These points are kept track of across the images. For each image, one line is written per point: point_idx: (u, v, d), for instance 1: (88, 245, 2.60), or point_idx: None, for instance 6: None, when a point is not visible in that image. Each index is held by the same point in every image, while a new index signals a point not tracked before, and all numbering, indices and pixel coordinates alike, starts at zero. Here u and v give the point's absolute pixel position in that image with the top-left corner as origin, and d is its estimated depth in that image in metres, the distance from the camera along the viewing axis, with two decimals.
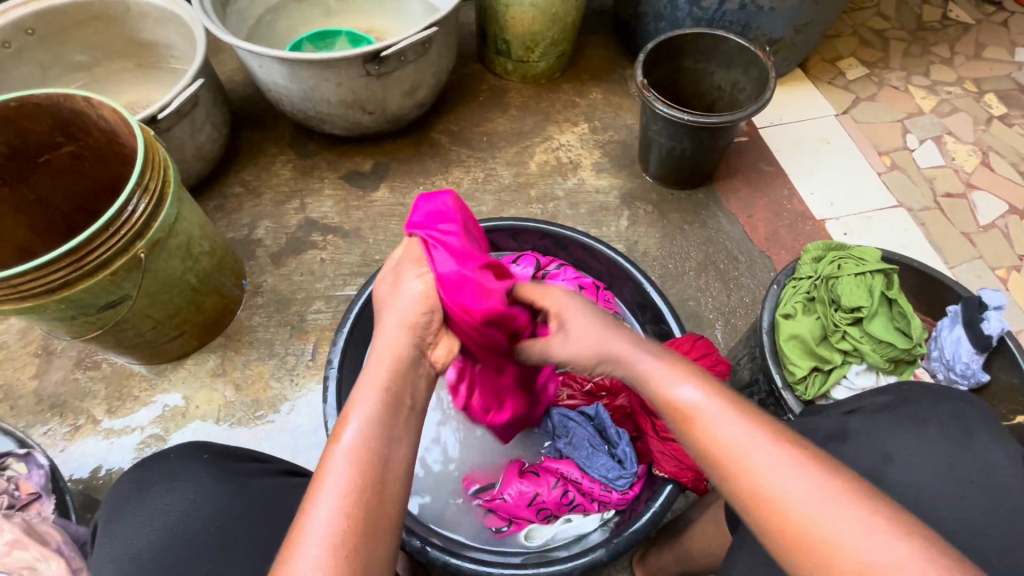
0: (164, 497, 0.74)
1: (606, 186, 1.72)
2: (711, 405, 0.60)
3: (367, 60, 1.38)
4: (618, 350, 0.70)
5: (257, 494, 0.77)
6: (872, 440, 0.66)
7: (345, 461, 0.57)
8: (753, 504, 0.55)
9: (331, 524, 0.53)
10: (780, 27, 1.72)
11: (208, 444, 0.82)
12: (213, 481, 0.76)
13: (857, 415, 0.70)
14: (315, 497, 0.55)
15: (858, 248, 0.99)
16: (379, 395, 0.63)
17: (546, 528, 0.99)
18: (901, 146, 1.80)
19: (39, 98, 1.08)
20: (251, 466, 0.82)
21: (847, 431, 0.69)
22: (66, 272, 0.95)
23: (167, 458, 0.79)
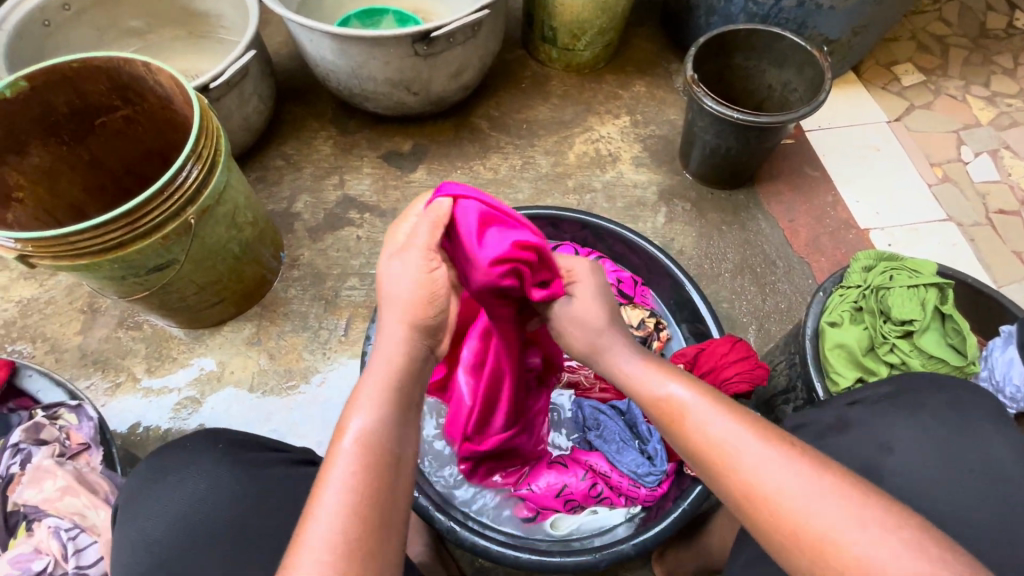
0: (178, 489, 0.71)
1: (645, 180, 1.70)
2: (698, 404, 0.63)
3: (416, 39, 1.38)
4: (609, 347, 0.74)
5: (273, 486, 0.74)
6: (870, 429, 0.66)
7: (353, 443, 0.59)
8: (747, 501, 0.55)
9: (338, 502, 0.55)
10: (837, 27, 1.66)
11: (223, 431, 0.79)
12: (226, 472, 0.73)
13: (858, 405, 0.71)
14: (319, 493, 0.56)
15: (913, 261, 0.96)
16: (382, 383, 0.64)
17: (572, 519, 1.00)
18: (955, 157, 1.74)
19: (101, 61, 1.10)
20: (265, 455, 0.78)
21: (846, 420, 0.69)
22: (122, 233, 0.97)
23: (182, 446, 0.76)
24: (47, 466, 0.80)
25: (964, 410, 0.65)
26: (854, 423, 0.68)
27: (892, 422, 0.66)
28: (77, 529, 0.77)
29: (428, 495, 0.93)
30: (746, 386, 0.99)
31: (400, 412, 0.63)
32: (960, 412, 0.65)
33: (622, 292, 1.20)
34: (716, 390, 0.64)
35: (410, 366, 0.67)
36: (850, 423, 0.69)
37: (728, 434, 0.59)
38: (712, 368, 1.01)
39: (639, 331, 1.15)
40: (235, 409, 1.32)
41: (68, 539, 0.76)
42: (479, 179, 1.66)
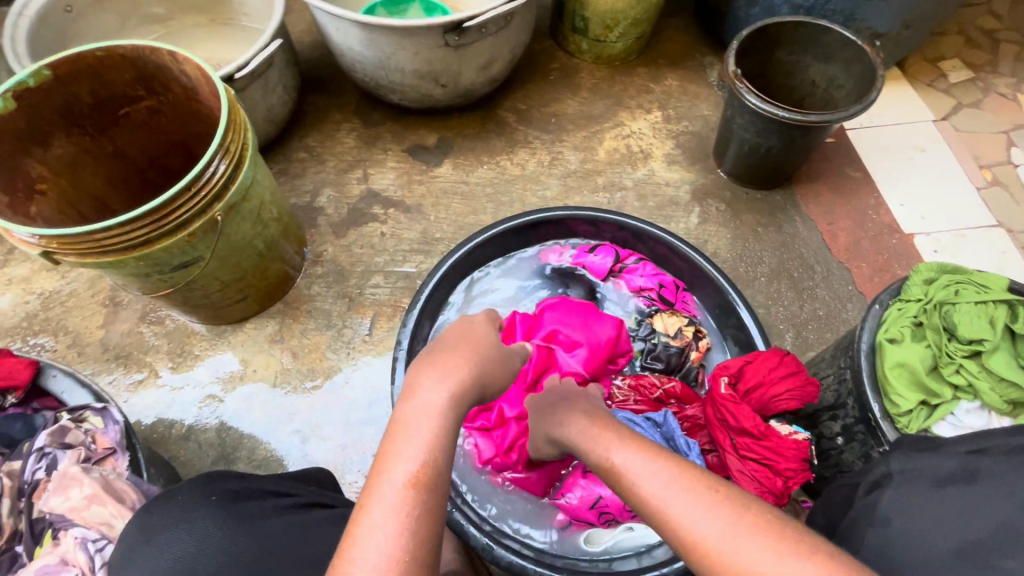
0: (169, 546, 0.66)
1: (677, 179, 1.64)
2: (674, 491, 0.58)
3: (448, 30, 1.32)
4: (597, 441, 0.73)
5: (274, 536, 0.70)
6: (1005, 483, 0.55)
7: (399, 487, 0.57)
8: None
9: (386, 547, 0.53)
10: (887, 20, 1.58)
11: (215, 482, 0.75)
12: (219, 526, 0.68)
13: (988, 454, 0.60)
14: (363, 519, 0.56)
15: (979, 275, 0.91)
16: (428, 429, 0.63)
17: (607, 534, 0.97)
18: (1005, 160, 1.65)
19: (126, 50, 1.06)
20: (257, 506, 0.75)
21: (973, 470, 0.59)
22: (148, 230, 0.94)
23: (173, 499, 0.71)
24: (72, 473, 0.78)
25: None
26: (983, 474, 0.58)
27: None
28: (104, 540, 0.75)
29: (460, 508, 0.90)
30: (795, 404, 0.95)
31: (445, 457, 0.62)
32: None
33: (663, 298, 1.16)
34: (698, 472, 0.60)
35: (456, 417, 0.66)
36: (978, 475, 0.58)
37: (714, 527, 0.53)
38: (759, 384, 0.96)
39: (675, 342, 1.11)
40: (257, 408, 1.29)
41: (95, 552, 0.74)
42: (507, 175, 1.61)
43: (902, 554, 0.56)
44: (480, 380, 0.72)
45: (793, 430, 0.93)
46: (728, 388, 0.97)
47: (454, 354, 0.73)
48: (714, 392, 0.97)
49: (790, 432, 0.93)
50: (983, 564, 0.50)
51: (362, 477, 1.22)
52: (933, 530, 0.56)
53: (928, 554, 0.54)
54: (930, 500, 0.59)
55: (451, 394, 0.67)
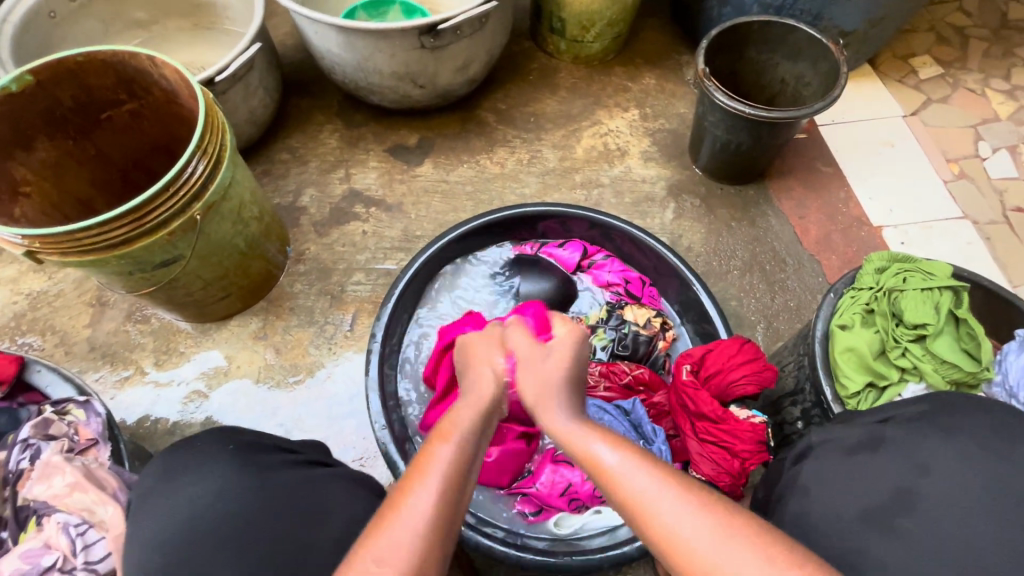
0: (189, 488, 0.70)
1: (653, 175, 1.68)
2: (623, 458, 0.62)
3: (423, 32, 1.36)
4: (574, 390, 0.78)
5: (282, 487, 0.72)
6: (902, 451, 0.66)
7: (450, 455, 0.63)
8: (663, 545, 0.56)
9: (423, 519, 0.57)
10: (853, 19, 1.62)
11: (236, 433, 0.78)
12: (234, 474, 0.72)
13: (891, 424, 0.72)
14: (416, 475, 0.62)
15: (927, 263, 0.95)
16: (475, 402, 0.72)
17: (575, 518, 1.00)
18: (972, 153, 1.70)
19: (105, 54, 1.09)
20: (277, 457, 0.77)
21: (878, 438, 0.70)
22: (127, 231, 0.97)
23: (195, 446, 0.75)
24: (55, 462, 0.81)
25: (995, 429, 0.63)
26: (886, 442, 0.68)
27: (927, 445, 0.65)
28: (86, 525, 0.78)
29: None
30: (753, 389, 0.99)
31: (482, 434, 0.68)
32: (999, 438, 0.62)
33: (631, 293, 1.20)
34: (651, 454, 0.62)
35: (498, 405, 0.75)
36: (883, 442, 0.69)
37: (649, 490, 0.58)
38: (719, 371, 1.00)
39: (645, 330, 1.13)
40: (242, 403, 1.33)
41: (77, 535, 0.77)
42: (486, 173, 1.65)
43: (820, 515, 0.66)
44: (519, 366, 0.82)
45: (751, 415, 0.98)
46: (690, 375, 1.00)
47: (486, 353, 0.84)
48: (677, 379, 1.01)
49: (748, 416, 0.97)
50: (884, 525, 0.61)
51: (343, 467, 1.26)
52: (846, 494, 0.66)
53: (840, 514, 0.65)
54: (845, 466, 0.69)
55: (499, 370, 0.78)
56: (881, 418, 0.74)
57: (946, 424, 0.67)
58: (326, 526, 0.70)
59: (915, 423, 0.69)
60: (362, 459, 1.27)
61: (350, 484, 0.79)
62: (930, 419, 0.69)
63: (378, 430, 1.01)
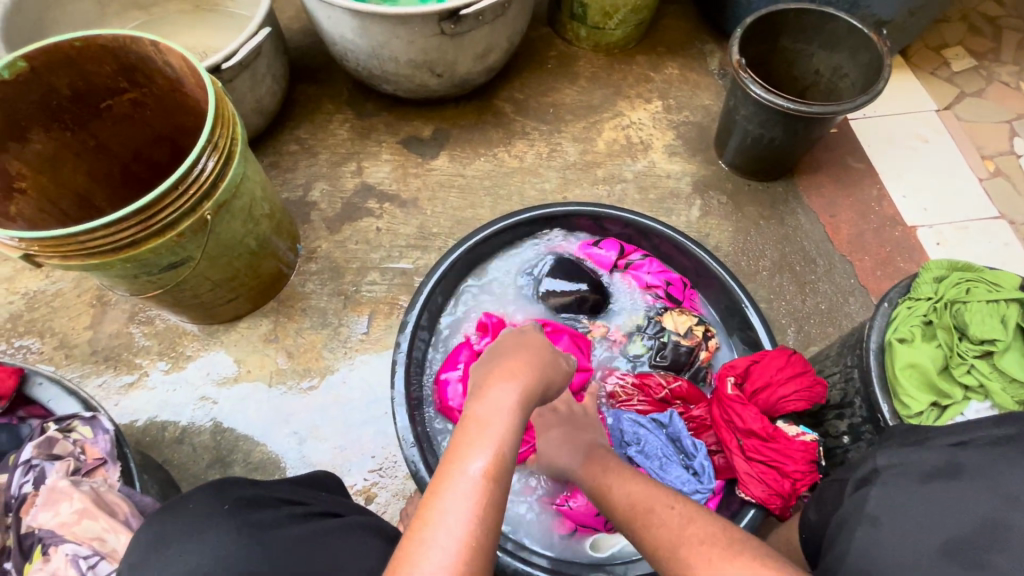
0: (183, 558, 0.61)
1: (678, 170, 1.61)
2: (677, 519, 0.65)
3: (443, 17, 1.28)
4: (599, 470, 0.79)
5: (294, 555, 0.65)
6: (988, 476, 0.58)
7: (473, 481, 0.54)
8: None
9: (463, 528, 0.52)
10: (891, 8, 1.55)
11: (227, 489, 0.70)
12: (234, 537, 0.63)
13: (969, 447, 0.63)
14: (434, 519, 0.52)
15: (991, 273, 0.89)
16: (502, 427, 0.60)
17: (614, 538, 0.96)
18: (1007, 150, 1.64)
19: (106, 40, 1.01)
20: (276, 514, 0.70)
21: (957, 465, 0.61)
22: (134, 231, 0.90)
23: (183, 507, 0.66)
24: (62, 486, 0.75)
25: None
26: (966, 468, 0.60)
27: (1014, 471, 0.56)
28: (97, 557, 0.72)
29: None
30: (803, 404, 0.94)
31: (516, 455, 0.59)
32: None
33: (671, 295, 1.14)
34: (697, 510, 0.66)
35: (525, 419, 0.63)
36: (963, 469, 0.60)
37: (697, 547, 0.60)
38: (767, 385, 0.95)
39: (686, 341, 1.08)
40: (253, 409, 1.26)
41: (87, 568, 0.71)
42: (505, 168, 1.58)
43: (894, 548, 0.58)
44: (544, 389, 0.69)
45: (800, 432, 0.93)
46: (735, 389, 0.96)
47: (517, 358, 0.70)
48: (720, 392, 0.96)
49: (798, 433, 0.93)
50: (976, 562, 0.52)
51: (360, 478, 1.20)
52: (923, 523, 0.58)
53: (915, 545, 0.57)
54: (919, 496, 0.61)
55: (522, 396, 0.64)
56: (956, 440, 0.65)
57: None
58: None
59: (996, 447, 0.61)
60: (381, 469, 1.21)
61: (361, 536, 0.74)
62: (1015, 442, 0.60)
63: (407, 448, 0.95)
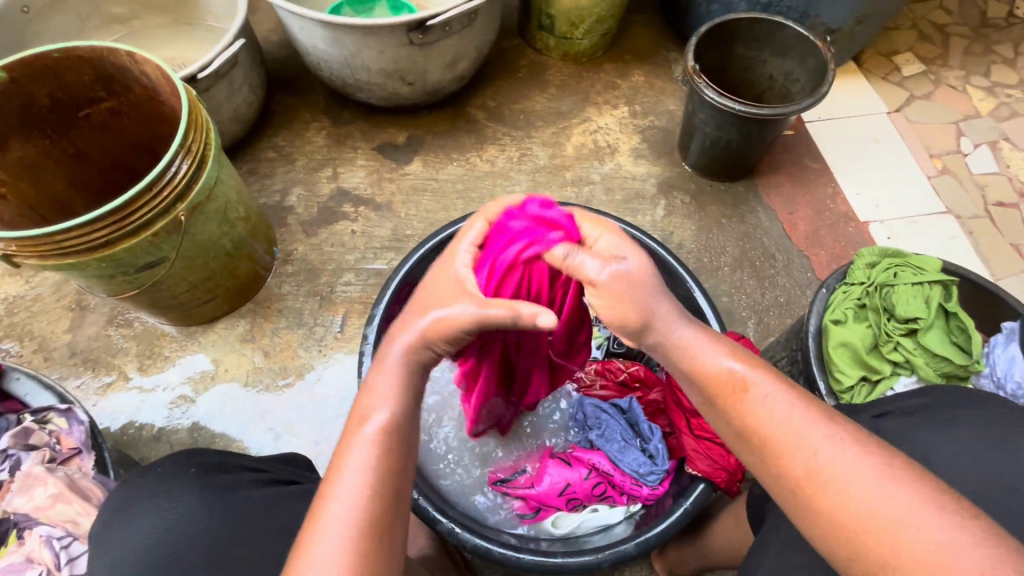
0: (151, 515, 0.67)
1: (644, 172, 1.68)
2: (762, 386, 0.64)
3: (411, 28, 1.34)
4: (662, 315, 0.71)
5: (252, 507, 0.71)
6: (902, 443, 0.65)
7: (367, 443, 0.63)
8: (805, 481, 0.57)
9: (359, 485, 0.60)
10: (840, 17, 1.64)
11: (196, 455, 0.76)
12: (199, 495, 0.70)
13: (889, 417, 0.69)
14: (334, 481, 0.61)
15: (916, 257, 0.96)
16: (395, 382, 0.69)
17: (572, 517, 1.01)
18: (954, 149, 1.73)
19: (83, 51, 1.06)
20: (241, 477, 0.76)
21: (876, 432, 0.68)
22: (109, 232, 0.94)
23: (152, 472, 0.72)
24: (37, 472, 0.78)
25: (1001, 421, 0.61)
26: (885, 436, 0.67)
27: (926, 437, 0.63)
28: (70, 537, 0.76)
29: (428, 497, 0.92)
30: None
31: (407, 411, 0.67)
32: (1001, 425, 0.61)
33: None
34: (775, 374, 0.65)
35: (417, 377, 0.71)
36: (882, 435, 0.67)
37: (789, 416, 0.60)
38: None
39: None
40: (230, 407, 1.30)
41: (61, 548, 0.74)
42: (477, 172, 1.63)
43: None
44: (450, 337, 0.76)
45: None
46: None
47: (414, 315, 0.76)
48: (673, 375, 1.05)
49: None
50: None
51: None
52: None
53: None
54: None
55: (409, 348, 0.70)
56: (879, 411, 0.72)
57: (944, 416, 0.65)
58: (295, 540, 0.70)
59: (911, 415, 0.68)
60: None
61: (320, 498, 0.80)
62: (928, 411, 0.67)
63: None
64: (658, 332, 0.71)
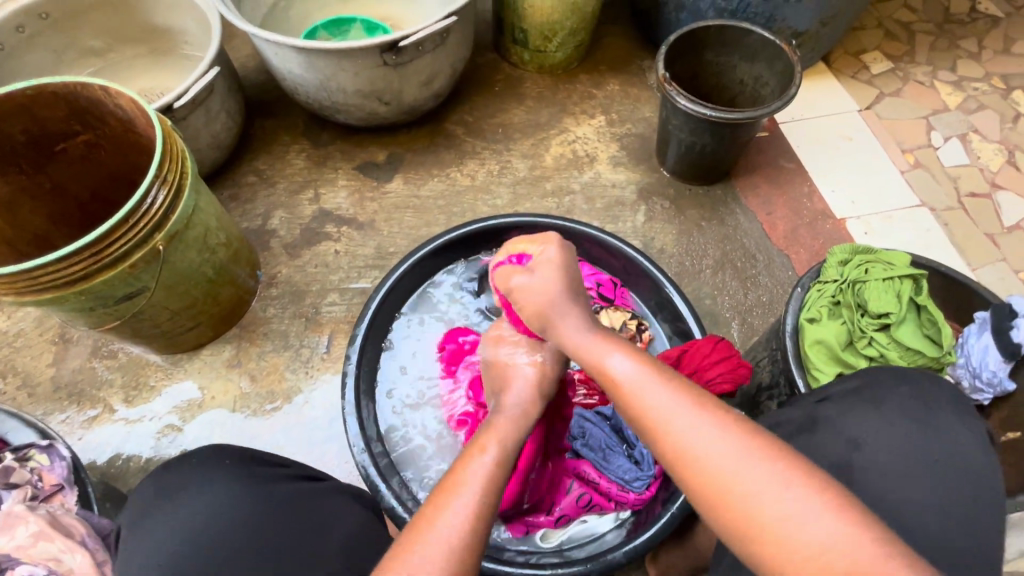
0: (191, 506, 0.69)
1: (623, 180, 1.70)
2: (640, 373, 0.67)
3: (384, 49, 1.36)
4: (559, 318, 0.76)
5: (291, 499, 0.73)
6: (840, 425, 0.70)
7: (487, 465, 0.67)
8: (684, 473, 0.60)
9: (472, 505, 0.62)
10: (805, 20, 1.68)
11: (229, 447, 0.77)
12: (235, 488, 0.71)
13: (826, 402, 0.74)
14: (454, 494, 0.63)
15: (886, 252, 0.98)
16: (513, 425, 0.75)
17: (562, 529, 1.02)
18: (925, 143, 1.76)
19: (56, 87, 1.07)
20: (272, 471, 0.77)
21: (815, 418, 0.73)
22: (86, 265, 0.95)
23: (188, 463, 0.73)
24: (18, 511, 0.78)
25: (924, 402, 0.70)
26: (822, 420, 0.72)
27: (859, 419, 0.70)
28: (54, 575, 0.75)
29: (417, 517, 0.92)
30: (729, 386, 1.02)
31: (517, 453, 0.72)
32: (923, 406, 0.69)
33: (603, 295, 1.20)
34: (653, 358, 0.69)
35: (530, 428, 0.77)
36: (818, 422, 0.72)
37: (673, 411, 0.63)
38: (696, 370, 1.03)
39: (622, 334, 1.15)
40: (219, 434, 1.29)
41: None
42: (458, 187, 1.65)
43: None
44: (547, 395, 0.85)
45: None
46: None
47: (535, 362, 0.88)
48: None
49: None
50: None
51: None
52: None
53: None
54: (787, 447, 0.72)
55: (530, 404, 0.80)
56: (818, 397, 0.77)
57: (872, 397, 0.72)
58: (328, 539, 0.71)
59: (846, 398, 0.73)
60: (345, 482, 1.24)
61: (346, 499, 0.80)
62: (860, 394, 0.73)
63: (358, 454, 1.01)
64: (558, 335, 0.76)
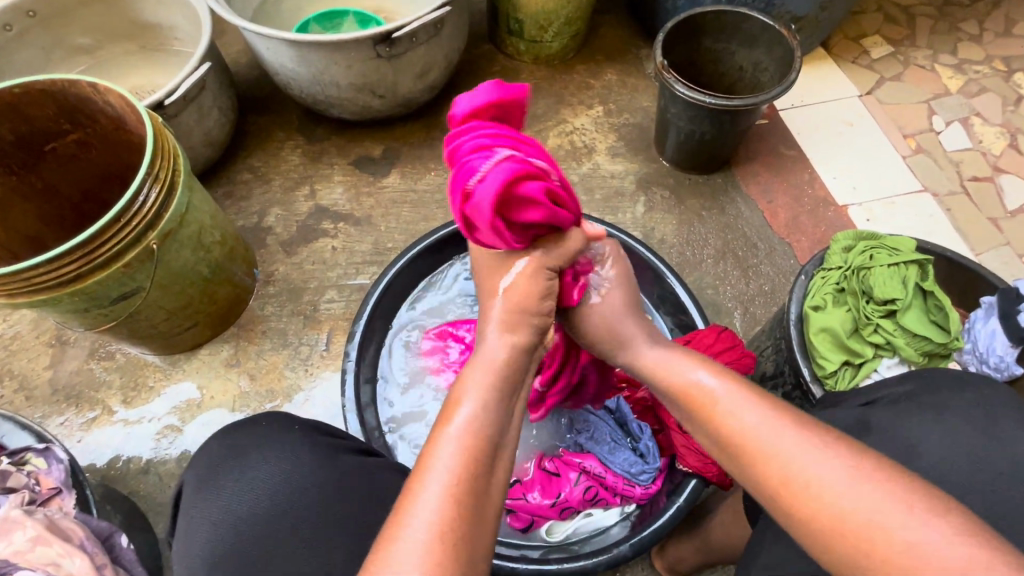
0: (265, 466, 0.70)
1: (621, 170, 1.68)
2: (722, 388, 0.66)
3: (378, 41, 1.34)
4: (630, 334, 0.80)
5: (358, 468, 0.73)
6: (894, 430, 0.64)
7: (463, 430, 0.60)
8: (785, 491, 0.56)
9: (444, 480, 0.56)
10: (804, 5, 1.66)
11: (297, 415, 0.78)
12: (307, 453, 0.72)
13: (876, 406, 0.69)
14: (423, 475, 0.56)
15: (890, 238, 0.97)
16: (488, 375, 0.67)
17: (566, 524, 1.01)
18: (927, 128, 1.74)
19: (43, 84, 1.05)
20: (338, 442, 0.77)
21: (866, 423, 0.67)
22: (78, 265, 0.93)
23: (260, 427, 0.75)
24: (14, 516, 0.76)
25: (987, 406, 0.63)
26: (873, 425, 0.66)
27: (915, 424, 0.63)
28: None
29: None
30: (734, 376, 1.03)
31: (502, 412, 0.64)
32: (987, 408, 0.63)
33: None
34: (741, 378, 0.67)
35: (508, 376, 0.69)
36: (870, 427, 0.66)
37: (761, 425, 0.60)
38: None
39: None
40: None
41: None
42: None
43: None
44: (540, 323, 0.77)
45: None
46: None
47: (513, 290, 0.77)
48: None
49: None
50: None
51: None
52: None
53: None
54: None
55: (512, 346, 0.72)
56: (864, 400, 0.72)
57: (931, 400, 0.65)
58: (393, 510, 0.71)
59: (899, 402, 0.67)
60: None
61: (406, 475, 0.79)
62: (914, 397, 0.67)
63: None
64: (629, 354, 0.79)
